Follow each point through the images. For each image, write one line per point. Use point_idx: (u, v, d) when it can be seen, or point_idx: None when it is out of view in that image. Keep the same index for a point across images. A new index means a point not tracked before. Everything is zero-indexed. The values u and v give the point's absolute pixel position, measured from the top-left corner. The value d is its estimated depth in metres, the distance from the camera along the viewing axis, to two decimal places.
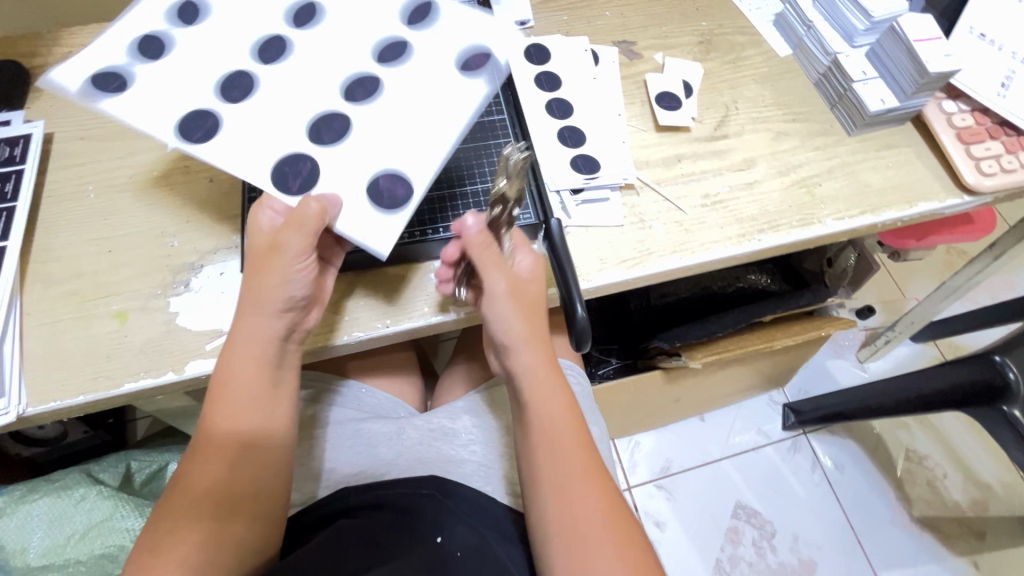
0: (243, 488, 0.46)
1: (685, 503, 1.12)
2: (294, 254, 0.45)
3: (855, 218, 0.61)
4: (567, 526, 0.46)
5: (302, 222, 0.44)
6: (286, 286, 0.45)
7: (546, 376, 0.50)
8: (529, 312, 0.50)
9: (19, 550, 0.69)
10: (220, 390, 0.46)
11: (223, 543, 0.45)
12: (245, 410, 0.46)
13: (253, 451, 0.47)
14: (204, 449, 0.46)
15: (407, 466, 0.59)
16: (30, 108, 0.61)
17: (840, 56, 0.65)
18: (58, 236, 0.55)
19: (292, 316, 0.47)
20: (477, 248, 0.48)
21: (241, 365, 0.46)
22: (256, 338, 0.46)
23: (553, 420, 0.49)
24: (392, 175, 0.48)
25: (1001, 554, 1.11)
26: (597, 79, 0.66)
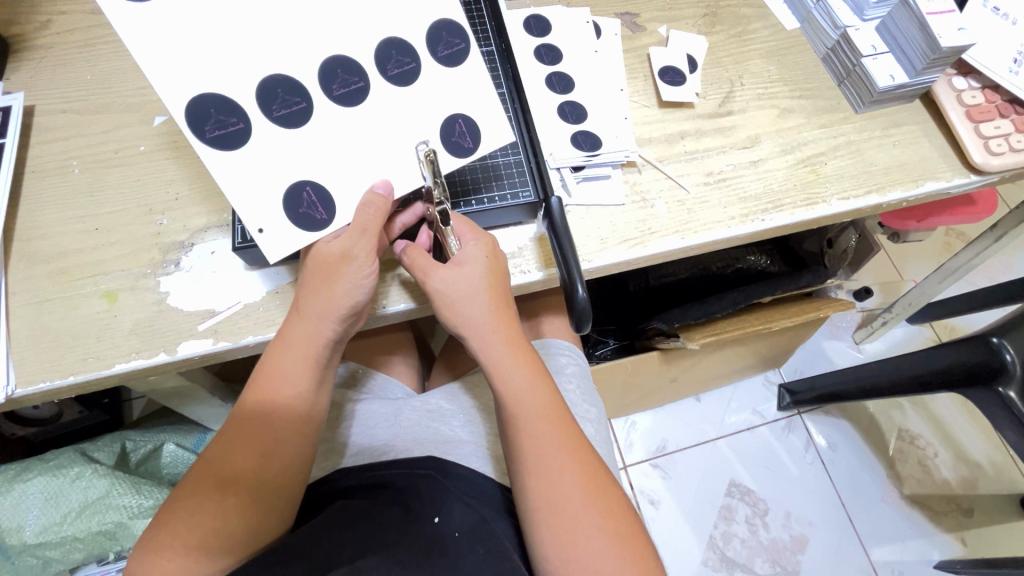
0: (282, 485, 0.46)
1: (681, 482, 1.13)
2: (363, 259, 0.46)
3: (859, 198, 0.60)
4: (546, 505, 0.46)
5: (370, 230, 0.46)
6: (354, 295, 0.46)
7: (506, 360, 0.49)
8: (485, 296, 0.49)
9: (15, 528, 0.69)
10: (265, 385, 0.46)
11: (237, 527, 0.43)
12: (290, 409, 0.47)
13: (297, 451, 0.47)
14: (239, 438, 0.46)
15: (405, 447, 0.58)
16: (8, 81, 0.59)
17: (850, 30, 0.63)
18: (41, 214, 0.53)
19: (347, 323, 0.48)
20: (413, 257, 0.49)
21: (293, 366, 0.46)
22: (309, 334, 0.46)
23: (521, 399, 0.49)
24: (319, 198, 0.46)
25: (987, 530, 1.13)
26: (598, 52, 0.64)
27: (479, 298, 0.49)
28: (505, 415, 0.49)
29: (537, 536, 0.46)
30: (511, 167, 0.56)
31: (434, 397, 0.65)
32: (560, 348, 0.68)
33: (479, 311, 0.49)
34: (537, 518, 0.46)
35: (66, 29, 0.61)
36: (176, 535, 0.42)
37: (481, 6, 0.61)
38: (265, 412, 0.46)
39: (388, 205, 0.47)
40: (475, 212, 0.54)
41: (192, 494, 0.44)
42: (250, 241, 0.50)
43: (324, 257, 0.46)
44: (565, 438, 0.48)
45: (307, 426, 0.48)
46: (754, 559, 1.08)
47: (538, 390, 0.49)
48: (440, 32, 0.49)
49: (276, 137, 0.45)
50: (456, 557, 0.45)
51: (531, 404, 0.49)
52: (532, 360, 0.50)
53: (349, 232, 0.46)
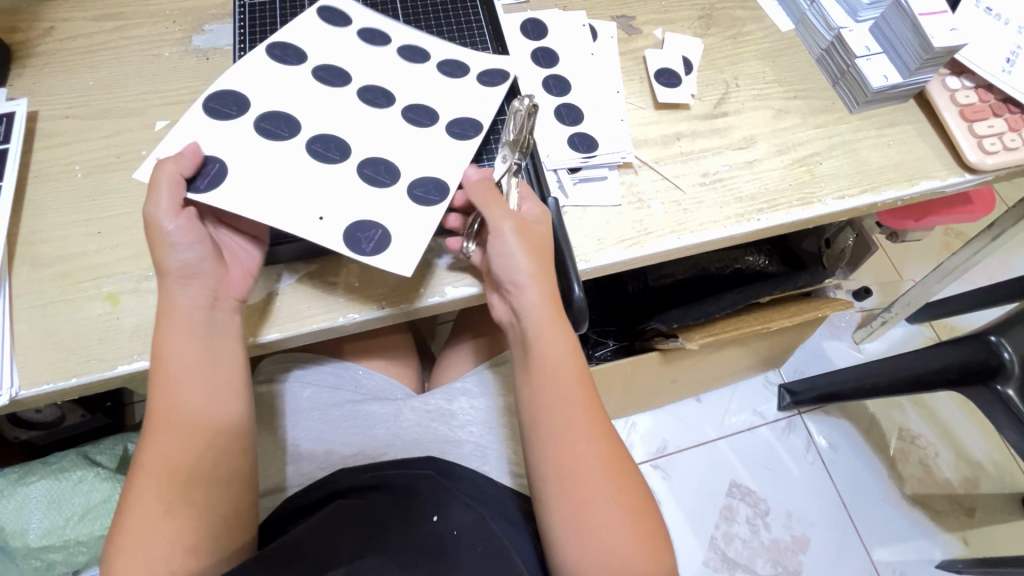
0: (192, 460, 0.45)
1: (681, 482, 1.13)
2: (166, 218, 0.43)
3: (855, 198, 0.61)
4: (566, 477, 0.47)
5: (160, 185, 0.43)
6: (178, 255, 0.44)
7: (548, 327, 0.48)
8: (546, 251, 0.50)
9: (19, 530, 0.69)
10: (156, 366, 0.45)
11: (180, 516, 0.44)
12: (186, 382, 0.45)
13: (202, 422, 0.45)
14: (151, 428, 0.45)
15: (405, 447, 0.60)
16: (11, 86, 0.59)
17: (843, 31, 0.64)
18: (45, 217, 0.54)
19: (208, 286, 0.46)
20: (485, 194, 0.49)
21: (174, 340, 0.45)
22: (181, 309, 0.45)
23: (557, 370, 0.49)
24: (211, 176, 0.46)
25: (989, 529, 1.13)
26: (595, 55, 0.64)
27: (521, 249, 0.47)
28: (539, 381, 0.49)
29: (554, 512, 0.47)
30: None
31: (434, 396, 0.64)
32: None
33: (520, 262, 0.48)
34: (550, 487, 0.48)
35: (69, 36, 0.62)
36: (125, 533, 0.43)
37: (479, 13, 0.62)
38: (162, 393, 0.45)
39: (184, 162, 0.44)
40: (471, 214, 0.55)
41: (128, 492, 0.44)
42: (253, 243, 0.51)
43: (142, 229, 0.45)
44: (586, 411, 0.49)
45: (220, 404, 0.46)
46: (755, 559, 1.08)
47: (572, 365, 0.49)
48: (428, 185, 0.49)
49: (263, 150, 0.48)
50: (455, 557, 0.45)
51: (565, 374, 0.49)
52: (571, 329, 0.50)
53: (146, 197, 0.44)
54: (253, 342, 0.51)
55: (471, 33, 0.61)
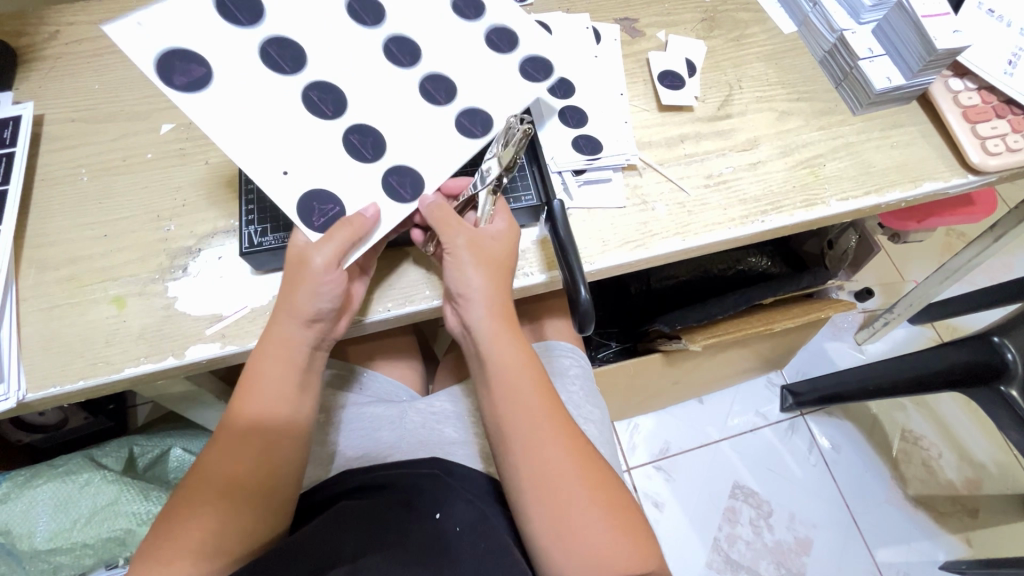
0: (268, 481, 0.46)
1: (684, 484, 1.13)
2: (321, 268, 0.45)
3: (859, 199, 0.61)
4: (536, 478, 0.47)
5: (333, 241, 0.45)
6: (318, 302, 0.46)
7: (503, 332, 0.49)
8: (502, 267, 0.50)
9: (25, 533, 0.69)
10: (249, 384, 0.47)
11: (230, 532, 0.44)
12: (274, 407, 0.47)
13: (282, 445, 0.47)
14: (226, 443, 0.46)
15: (409, 450, 0.59)
16: (18, 90, 0.60)
17: (846, 33, 0.64)
18: (52, 221, 0.54)
19: (320, 327, 0.48)
20: (441, 212, 0.49)
21: (270, 365, 0.47)
22: (286, 339, 0.47)
23: (516, 378, 0.49)
24: (193, 79, 0.44)
25: (992, 530, 1.13)
26: (598, 58, 0.64)
27: (474, 262, 0.49)
28: (495, 387, 0.49)
29: (531, 514, 0.47)
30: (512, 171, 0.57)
31: (438, 400, 0.65)
32: (564, 350, 0.69)
33: (473, 275, 0.48)
34: (526, 493, 0.47)
35: (74, 40, 0.62)
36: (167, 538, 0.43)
37: None
38: (252, 415, 0.46)
39: (366, 227, 0.46)
40: None
41: (184, 501, 0.44)
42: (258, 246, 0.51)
43: (293, 260, 0.46)
44: (552, 414, 0.49)
45: (296, 436, 0.48)
46: (758, 561, 1.07)
47: (528, 369, 0.50)
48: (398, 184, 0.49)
49: None
50: (456, 554, 0.45)
51: (523, 378, 0.49)
52: (524, 337, 0.51)
53: (317, 239, 0.46)
54: (358, 320, 0.52)
55: None
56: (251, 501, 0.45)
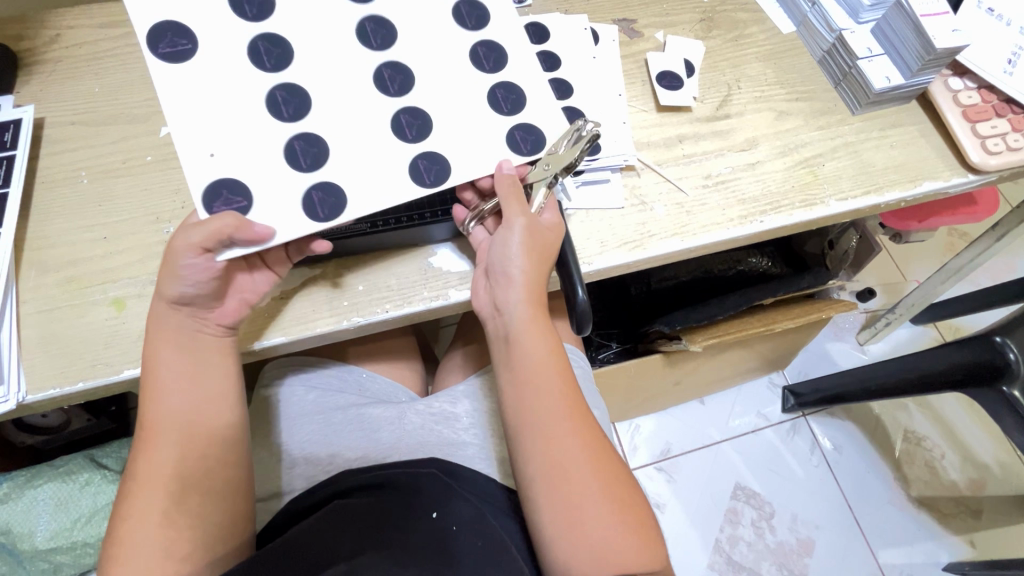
0: (195, 471, 0.47)
1: (685, 485, 1.12)
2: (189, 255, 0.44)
3: (858, 199, 0.61)
4: (550, 471, 0.47)
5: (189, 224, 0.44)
6: (182, 285, 0.45)
7: (526, 325, 0.49)
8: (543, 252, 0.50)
9: (27, 533, 0.70)
10: (154, 380, 0.47)
11: (178, 524, 0.45)
12: (183, 397, 0.47)
13: (200, 434, 0.47)
14: (147, 439, 0.47)
15: (410, 450, 0.60)
16: (18, 94, 0.60)
17: (845, 33, 0.64)
18: (52, 223, 0.54)
19: (206, 313, 0.48)
20: (511, 190, 0.49)
21: (170, 357, 0.47)
22: (173, 330, 0.47)
23: (540, 366, 0.49)
24: (177, 53, 0.45)
25: (996, 531, 1.13)
26: (596, 59, 0.64)
27: (523, 248, 0.48)
28: (518, 378, 0.49)
29: (541, 507, 0.47)
30: None
31: (438, 399, 0.65)
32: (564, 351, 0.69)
33: (518, 260, 0.49)
34: (536, 484, 0.47)
35: (74, 43, 0.63)
36: (123, 539, 0.45)
37: None
38: (164, 412, 0.47)
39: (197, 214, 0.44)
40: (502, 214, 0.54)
41: (125, 502, 0.46)
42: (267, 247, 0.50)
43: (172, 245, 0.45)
44: (570, 405, 0.49)
45: (211, 417, 0.48)
46: (760, 562, 1.07)
47: (550, 361, 0.49)
48: (314, 199, 0.46)
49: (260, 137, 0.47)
50: (456, 554, 0.45)
51: (544, 371, 0.49)
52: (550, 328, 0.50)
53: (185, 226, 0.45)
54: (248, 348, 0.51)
55: None
56: (185, 492, 0.46)
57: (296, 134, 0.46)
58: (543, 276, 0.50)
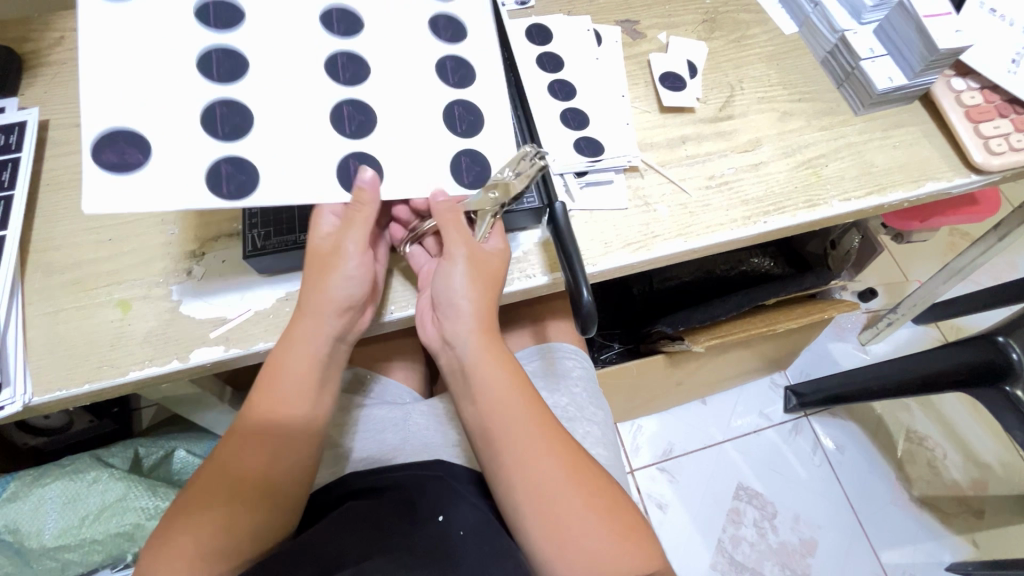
0: (280, 475, 0.46)
1: (687, 485, 1.12)
2: (355, 252, 0.47)
3: (862, 199, 0.61)
4: (533, 495, 0.47)
5: (359, 221, 0.46)
6: (345, 287, 0.46)
7: (488, 360, 0.49)
8: (485, 282, 0.49)
9: (34, 531, 0.69)
10: (271, 376, 0.47)
11: (238, 529, 0.44)
12: (291, 400, 0.47)
13: (298, 438, 0.47)
14: (247, 434, 0.46)
15: (413, 452, 0.58)
16: (23, 95, 0.60)
17: (847, 33, 0.64)
18: (57, 225, 0.55)
19: (347, 317, 0.48)
20: (452, 220, 0.47)
21: (292, 358, 0.47)
22: (314, 336, 0.47)
23: (500, 394, 0.48)
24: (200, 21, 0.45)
25: (999, 531, 1.13)
26: (600, 60, 0.64)
27: (467, 279, 0.48)
28: (483, 414, 0.48)
29: (532, 528, 0.46)
30: None
31: (442, 401, 0.65)
32: (567, 351, 0.69)
33: (463, 292, 0.48)
34: (517, 501, 0.47)
35: None
36: (186, 532, 0.43)
37: None
38: (269, 412, 0.46)
39: (376, 197, 0.46)
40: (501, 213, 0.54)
41: (200, 495, 0.45)
42: (262, 249, 0.50)
43: (321, 253, 0.47)
44: (538, 425, 0.48)
45: (311, 424, 0.48)
46: (762, 562, 1.07)
47: (514, 391, 0.49)
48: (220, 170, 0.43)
49: None
50: (459, 553, 0.45)
51: (508, 402, 0.48)
52: (510, 361, 0.50)
53: (341, 225, 0.46)
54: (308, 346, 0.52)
55: None
56: (262, 495, 0.45)
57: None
58: (491, 302, 0.49)
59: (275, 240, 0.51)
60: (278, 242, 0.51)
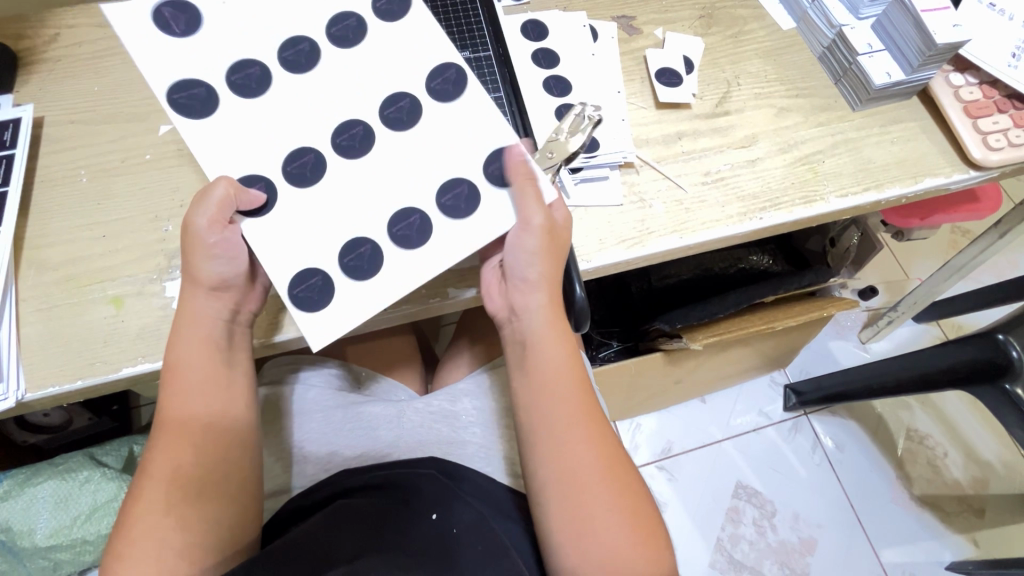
0: (204, 468, 0.46)
1: (685, 484, 1.12)
2: (212, 232, 0.44)
3: (859, 195, 0.60)
4: (562, 477, 0.47)
5: (209, 197, 0.43)
6: (214, 266, 0.45)
7: (547, 331, 0.48)
8: (555, 252, 0.47)
9: (26, 531, 0.70)
10: (172, 372, 0.46)
11: (194, 523, 0.44)
12: (197, 391, 0.46)
13: (212, 429, 0.47)
14: (159, 434, 0.46)
15: (409, 448, 0.60)
16: (18, 93, 0.60)
17: (845, 28, 0.63)
18: (51, 221, 0.55)
19: (229, 298, 0.47)
20: (527, 184, 0.46)
21: (188, 350, 0.46)
22: (201, 326, 0.46)
23: (557, 376, 0.48)
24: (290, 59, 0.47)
25: (999, 530, 1.12)
26: (595, 56, 0.64)
27: (538, 248, 0.46)
28: (534, 385, 0.48)
29: (552, 511, 0.47)
30: None
31: (438, 397, 0.65)
32: None
33: (534, 261, 0.47)
34: (550, 495, 0.47)
35: (75, 42, 0.63)
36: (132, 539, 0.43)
37: (477, 13, 0.62)
38: (182, 409, 0.46)
39: (236, 194, 0.44)
40: None
41: (132, 501, 0.45)
42: None
43: (186, 235, 0.45)
44: (583, 407, 0.48)
45: (224, 411, 0.47)
46: (761, 561, 1.07)
47: (567, 370, 0.48)
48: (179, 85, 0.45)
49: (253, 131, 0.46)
50: (457, 557, 0.45)
51: (558, 379, 0.48)
52: (569, 335, 0.49)
53: (194, 204, 0.44)
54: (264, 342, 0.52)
55: (472, 35, 0.62)
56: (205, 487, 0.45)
57: (292, 131, 0.46)
58: (559, 274, 0.48)
59: None
60: None
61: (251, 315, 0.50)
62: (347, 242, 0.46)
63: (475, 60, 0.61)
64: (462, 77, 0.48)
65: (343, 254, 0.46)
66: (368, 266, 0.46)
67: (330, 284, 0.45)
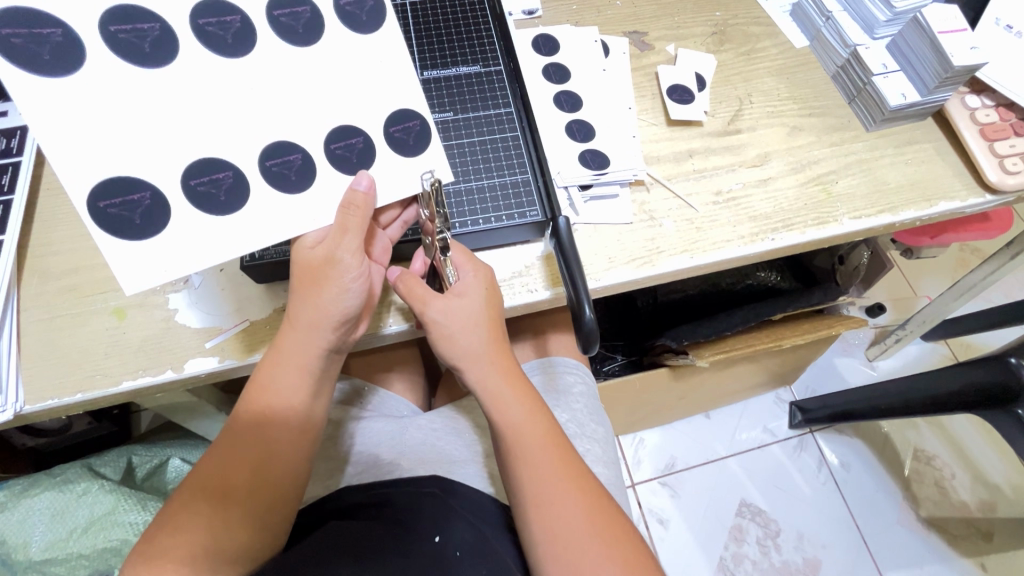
0: (265, 497, 0.44)
1: (688, 501, 1.11)
2: (350, 261, 0.44)
3: (872, 217, 0.59)
4: (549, 534, 0.45)
5: (352, 229, 0.43)
6: (344, 299, 0.44)
7: (503, 389, 0.49)
8: (487, 327, 0.49)
9: (21, 544, 0.69)
10: (261, 392, 0.45)
11: (232, 549, 0.42)
12: (282, 419, 0.45)
13: (290, 457, 0.46)
14: (229, 450, 0.45)
15: (410, 465, 0.57)
16: None
17: (860, 48, 0.63)
18: (57, 230, 0.54)
19: (342, 331, 0.46)
20: (408, 285, 0.48)
21: (285, 376, 0.45)
22: (304, 350, 0.45)
23: (501, 399, 0.49)
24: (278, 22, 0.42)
25: (1009, 555, 1.10)
26: (606, 71, 0.64)
27: (482, 324, 0.49)
28: (505, 444, 0.49)
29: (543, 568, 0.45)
30: (518, 186, 0.55)
31: (437, 416, 0.66)
32: (569, 366, 0.68)
33: (478, 341, 0.48)
34: (537, 547, 0.46)
35: None
36: (163, 549, 0.41)
37: (489, 26, 0.62)
38: (262, 430, 0.45)
39: (371, 203, 0.45)
40: (483, 232, 0.54)
41: (181, 512, 0.42)
42: (259, 258, 0.50)
43: (311, 262, 0.44)
44: (561, 459, 0.48)
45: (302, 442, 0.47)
46: None
47: (535, 425, 0.49)
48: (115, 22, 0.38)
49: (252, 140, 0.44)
50: None
51: (531, 433, 0.48)
52: (529, 390, 0.50)
53: (333, 232, 0.44)
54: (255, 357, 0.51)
55: (482, 46, 0.61)
56: (250, 505, 0.43)
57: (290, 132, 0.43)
58: (506, 348, 0.50)
59: (273, 248, 0.50)
60: (276, 251, 0.50)
61: (350, 345, 0.49)
62: (198, 163, 0.41)
63: (484, 73, 0.60)
64: (426, 134, 0.47)
65: (192, 176, 0.41)
66: (224, 200, 0.42)
67: (165, 205, 0.40)
